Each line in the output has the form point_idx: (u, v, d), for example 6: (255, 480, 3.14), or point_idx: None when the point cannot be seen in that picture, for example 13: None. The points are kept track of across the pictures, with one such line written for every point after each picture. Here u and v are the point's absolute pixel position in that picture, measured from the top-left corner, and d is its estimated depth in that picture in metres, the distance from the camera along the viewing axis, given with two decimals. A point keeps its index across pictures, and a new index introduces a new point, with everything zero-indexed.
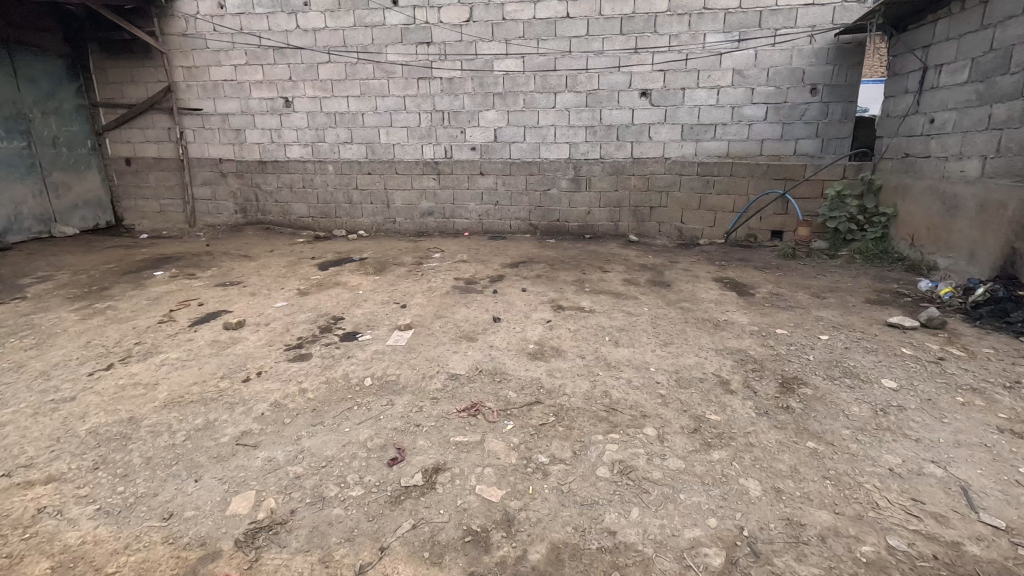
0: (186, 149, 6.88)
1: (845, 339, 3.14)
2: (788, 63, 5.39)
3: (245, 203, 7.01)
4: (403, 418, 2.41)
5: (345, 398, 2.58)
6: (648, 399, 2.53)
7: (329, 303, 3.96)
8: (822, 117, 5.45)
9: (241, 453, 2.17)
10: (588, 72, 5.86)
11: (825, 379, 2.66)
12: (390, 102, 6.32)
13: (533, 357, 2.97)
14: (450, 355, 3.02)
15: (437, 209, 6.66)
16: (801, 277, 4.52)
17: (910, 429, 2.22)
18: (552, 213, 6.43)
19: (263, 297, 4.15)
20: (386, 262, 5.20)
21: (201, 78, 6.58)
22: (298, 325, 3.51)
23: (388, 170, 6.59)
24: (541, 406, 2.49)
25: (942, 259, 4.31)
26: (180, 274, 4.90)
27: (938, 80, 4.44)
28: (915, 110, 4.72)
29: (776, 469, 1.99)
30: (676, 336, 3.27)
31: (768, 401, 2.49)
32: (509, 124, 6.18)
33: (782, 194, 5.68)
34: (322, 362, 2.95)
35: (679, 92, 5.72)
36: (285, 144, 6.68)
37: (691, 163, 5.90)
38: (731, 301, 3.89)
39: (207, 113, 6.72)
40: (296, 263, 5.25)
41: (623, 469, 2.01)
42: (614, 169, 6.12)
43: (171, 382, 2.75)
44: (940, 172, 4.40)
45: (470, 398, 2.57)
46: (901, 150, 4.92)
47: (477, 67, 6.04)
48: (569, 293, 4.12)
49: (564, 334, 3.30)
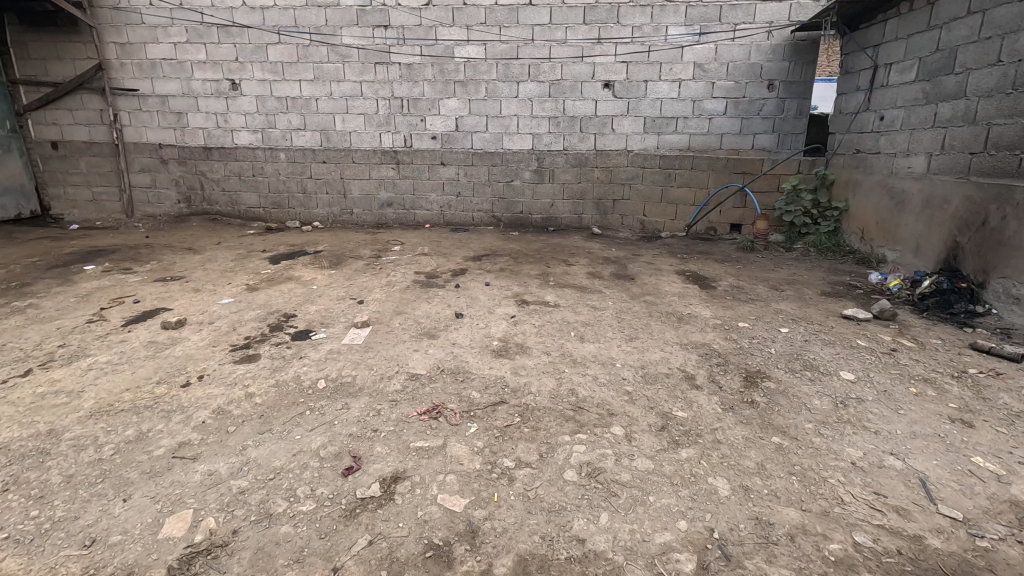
0: (122, 133, 6.38)
1: (804, 331, 3.19)
2: (746, 58, 5.46)
3: (189, 192, 6.57)
4: (359, 422, 2.26)
5: (296, 402, 2.42)
6: (615, 396, 2.48)
7: (280, 299, 3.72)
8: (778, 112, 5.56)
9: (178, 467, 1.98)
10: (551, 61, 5.75)
11: (787, 372, 2.69)
12: (345, 87, 6.03)
13: (498, 355, 2.87)
14: (410, 354, 2.88)
15: (397, 200, 6.44)
16: (759, 270, 4.60)
17: (869, 421, 2.25)
18: (515, 204, 6.32)
19: (208, 293, 3.87)
20: (343, 255, 4.97)
21: (137, 56, 6.10)
22: (246, 323, 3.28)
23: (344, 158, 6.31)
24: (505, 406, 2.40)
25: (891, 252, 4.47)
26: (114, 268, 4.53)
27: (888, 79, 4.58)
28: (866, 107, 4.86)
29: (743, 466, 1.97)
30: (641, 330, 3.23)
31: (733, 395, 2.49)
32: (471, 113, 6.01)
33: (740, 188, 5.78)
34: (271, 363, 2.75)
35: (642, 84, 5.71)
36: (233, 129, 6.29)
37: (653, 156, 5.91)
38: (694, 295, 3.91)
39: (144, 94, 6.24)
40: (245, 257, 4.95)
41: (591, 472, 1.95)
42: (577, 160, 6.06)
43: (99, 389, 2.49)
44: (889, 168, 4.55)
45: (431, 400, 2.44)
46: (853, 146, 5.07)
47: (438, 53, 5.84)
48: (533, 287, 4.04)
49: (529, 329, 3.21)
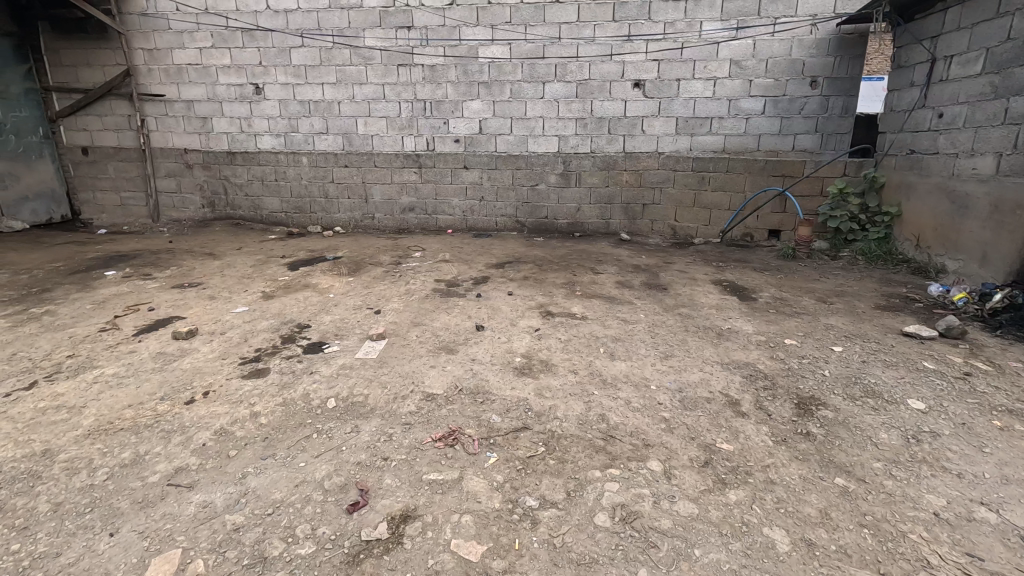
0: (149, 138, 6.42)
1: (861, 351, 2.87)
2: (787, 54, 5.12)
3: (213, 197, 6.57)
4: (369, 449, 2.07)
5: (303, 424, 2.24)
6: (651, 424, 2.23)
7: (296, 308, 3.59)
8: (822, 111, 5.20)
9: (172, 497, 1.82)
10: (579, 60, 5.53)
11: (846, 399, 2.39)
12: (368, 90, 5.92)
13: (520, 373, 2.65)
14: (426, 370, 2.69)
15: (419, 205, 6.29)
16: (803, 280, 4.26)
17: (948, 461, 1.95)
18: (540, 209, 6.10)
19: (223, 301, 3.77)
20: (363, 262, 4.83)
21: (164, 61, 6.12)
22: (258, 334, 3.14)
23: (366, 162, 6.20)
24: (528, 433, 2.18)
25: (952, 261, 4.09)
26: (134, 274, 4.48)
27: (948, 72, 4.20)
28: (922, 104, 4.48)
29: (804, 515, 1.70)
30: (677, 347, 2.97)
31: (785, 426, 2.21)
32: (495, 115, 5.83)
33: (781, 191, 5.42)
34: (280, 380, 2.59)
35: (674, 82, 5.43)
36: (256, 133, 6.25)
37: (686, 159, 5.62)
38: (733, 307, 3.62)
39: (171, 99, 6.25)
40: (264, 263, 4.86)
41: (625, 516, 1.71)
42: (605, 163, 5.81)
43: (102, 405, 2.37)
44: (949, 169, 4.17)
45: (447, 425, 2.23)
46: (906, 146, 4.68)
47: (462, 54, 5.67)
48: (558, 297, 3.80)
49: (554, 345, 2.98)
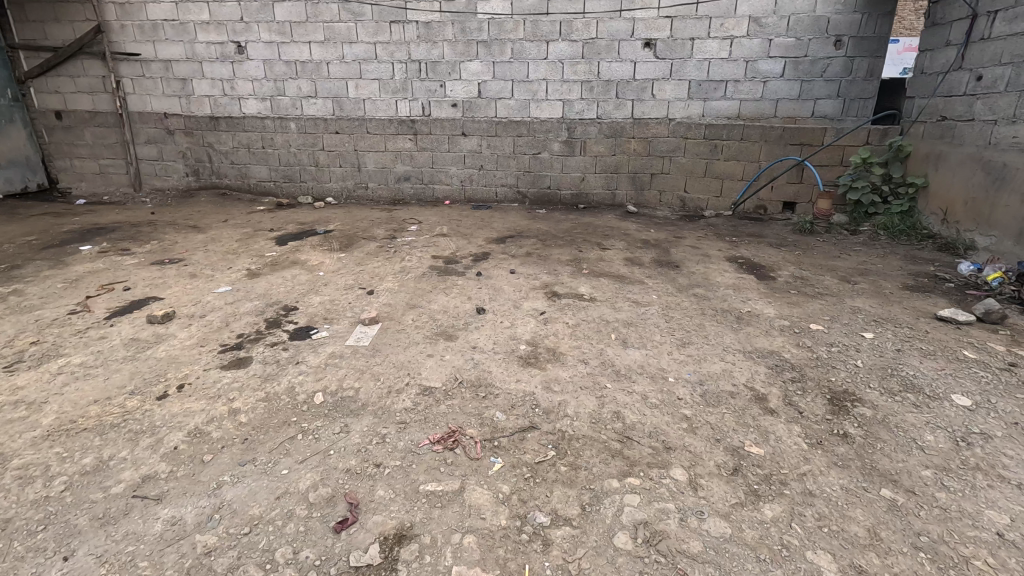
0: (125, 101, 6.01)
1: (894, 338, 2.66)
2: (811, 11, 4.73)
3: (197, 165, 6.20)
4: (360, 453, 1.87)
5: (287, 423, 2.03)
6: (671, 423, 2.03)
7: (283, 287, 3.34)
8: (845, 74, 4.84)
9: (137, 513, 1.61)
10: (586, 17, 5.11)
11: (883, 394, 2.18)
12: (358, 50, 5.51)
13: (526, 364, 2.43)
14: (423, 360, 2.46)
15: (414, 174, 5.96)
16: (823, 257, 4.01)
17: (1005, 469, 1.76)
18: (542, 179, 5.78)
19: (205, 279, 3.50)
20: (355, 236, 4.55)
21: (138, 16, 5.67)
22: (241, 317, 2.90)
23: (359, 128, 5.83)
24: (537, 433, 1.98)
25: (983, 237, 3.84)
26: (112, 249, 4.21)
27: (991, 30, 3.85)
28: (959, 65, 4.14)
29: (851, 536, 1.51)
30: (694, 333, 2.74)
31: (819, 426, 2.00)
32: (495, 77, 5.44)
33: (799, 161, 5.09)
34: (262, 371, 2.36)
35: (688, 42, 5.04)
36: (240, 97, 5.85)
37: (697, 125, 5.28)
38: (751, 287, 3.38)
39: (146, 59, 5.82)
40: (250, 236, 4.58)
41: (650, 537, 1.51)
42: (612, 130, 5.46)
43: (65, 400, 2.15)
44: (986, 137, 3.87)
45: (446, 425, 2.03)
46: (938, 112, 4.36)
47: (459, 9, 5.24)
48: (564, 276, 3.56)
49: (561, 330, 2.76)
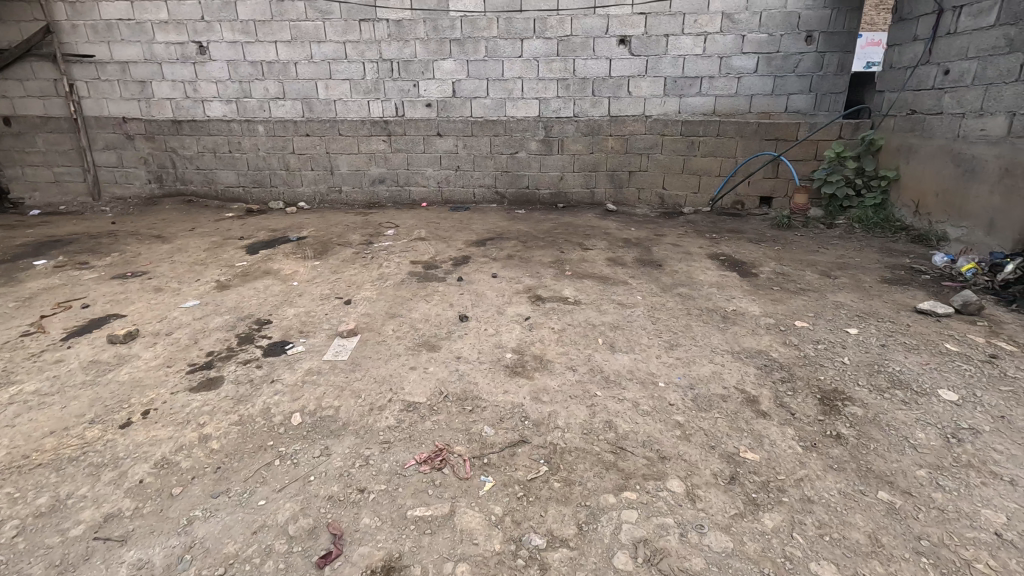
0: (79, 105, 5.71)
1: (877, 332, 2.67)
2: (782, 6, 4.76)
3: (160, 171, 5.94)
4: (342, 478, 1.77)
5: (262, 448, 1.91)
6: (664, 431, 1.98)
7: (255, 299, 3.19)
8: (817, 69, 4.89)
9: (99, 557, 1.48)
10: (560, 14, 5.05)
11: (872, 391, 2.17)
12: (327, 49, 5.33)
13: (513, 374, 2.35)
14: (405, 373, 2.36)
15: (389, 176, 5.82)
16: (802, 252, 4.04)
17: (996, 464, 1.76)
18: (520, 179, 5.71)
19: (170, 293, 3.32)
20: (330, 242, 4.40)
21: (90, 16, 5.38)
22: (210, 334, 2.75)
23: (330, 130, 5.66)
24: (527, 447, 1.91)
25: (955, 229, 3.91)
26: (69, 263, 3.97)
27: (957, 25, 3.92)
28: (926, 60, 4.21)
29: (853, 544, 1.48)
30: (681, 335, 2.71)
31: (812, 427, 1.98)
32: (470, 76, 5.34)
33: (774, 156, 5.13)
34: (235, 393, 2.23)
35: (662, 39, 5.02)
36: (203, 99, 5.61)
37: (674, 122, 5.27)
38: (734, 285, 3.37)
39: (101, 61, 5.54)
40: (219, 246, 4.39)
41: (650, 555, 1.46)
42: (590, 128, 5.42)
43: (17, 433, 1.98)
44: (955, 130, 3.94)
45: (433, 443, 1.94)
46: (907, 106, 4.43)
47: (431, 7, 5.12)
48: (547, 278, 3.50)
49: (547, 336, 2.69)
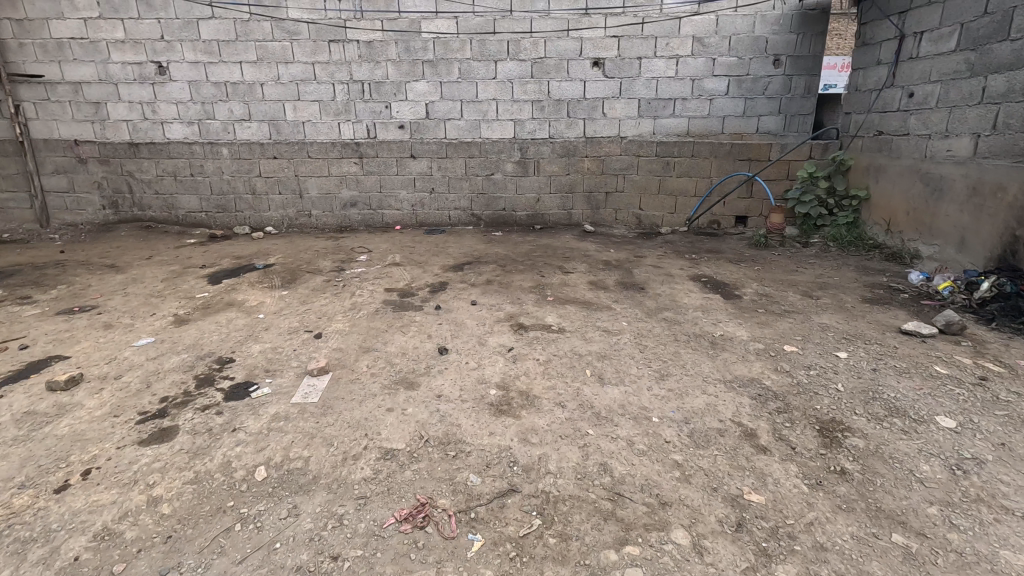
0: (26, 127, 5.36)
1: (867, 355, 2.63)
2: (750, 31, 4.86)
3: (115, 196, 5.62)
4: (313, 544, 1.58)
5: (222, 510, 1.70)
6: (662, 473, 1.86)
7: (216, 335, 2.96)
8: (785, 92, 4.98)
9: None
10: (533, 36, 5.03)
11: (871, 420, 2.10)
12: (295, 70, 5.18)
13: (498, 413, 2.20)
14: (381, 416, 2.18)
15: (361, 199, 5.65)
16: (781, 272, 4.03)
17: (1006, 498, 1.69)
18: (497, 201, 5.61)
19: (122, 330, 3.06)
20: (299, 269, 4.19)
21: (40, 34, 5.10)
22: (165, 376, 2.51)
23: (298, 153, 5.47)
24: (517, 497, 1.76)
25: (927, 246, 3.98)
26: (9, 297, 3.65)
27: (918, 50, 4.04)
28: (891, 83, 4.33)
29: None
30: (671, 363, 2.61)
31: (815, 463, 1.88)
32: (443, 97, 5.25)
33: (748, 176, 5.18)
34: (191, 445, 2.00)
35: (635, 61, 5.05)
36: (163, 121, 5.36)
37: (649, 143, 5.28)
38: (718, 308, 3.31)
39: (52, 81, 5.24)
40: (178, 275, 4.12)
41: None
42: (565, 149, 5.38)
43: None
44: (921, 151, 4.03)
45: (414, 496, 1.76)
46: (874, 127, 4.53)
47: (402, 28, 5.04)
48: (528, 304, 3.37)
49: (532, 368, 2.55)
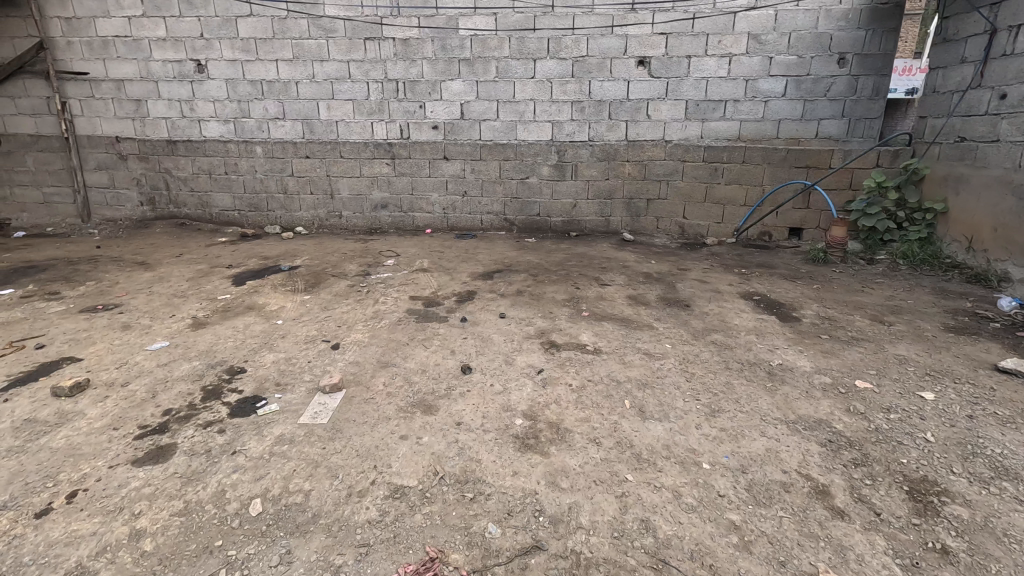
0: (71, 124, 5.46)
1: (959, 398, 2.24)
2: (813, 27, 4.44)
3: (153, 193, 5.66)
4: None
5: (207, 550, 1.51)
6: (716, 536, 1.56)
7: (231, 342, 2.81)
8: (850, 93, 4.54)
9: None
10: (575, 34, 4.77)
11: (974, 483, 1.74)
12: (330, 68, 5.08)
13: (523, 448, 1.94)
14: (394, 445, 1.95)
15: (392, 201, 5.51)
16: (845, 291, 3.63)
17: None
18: (531, 206, 5.37)
19: (138, 332, 2.95)
20: (324, 273, 4.05)
21: (86, 32, 5.17)
22: (173, 386, 2.36)
23: (330, 153, 5.37)
24: (543, 556, 1.50)
25: (1018, 268, 3.50)
26: (38, 293, 3.63)
27: (1013, 46, 3.58)
28: (977, 83, 3.86)
29: None
30: (723, 396, 2.30)
31: (910, 537, 1.54)
32: (479, 97, 5.05)
33: (806, 185, 4.75)
34: (186, 468, 1.83)
35: (684, 60, 4.72)
36: (200, 119, 5.36)
37: (696, 148, 4.93)
38: (774, 331, 2.96)
39: (96, 78, 5.31)
40: (204, 275, 4.05)
41: None
42: (605, 153, 5.09)
43: None
44: (1014, 159, 3.56)
45: (423, 549, 1.52)
46: (956, 132, 4.06)
47: (439, 26, 4.87)
48: (561, 320, 3.10)
49: (564, 395, 2.28)
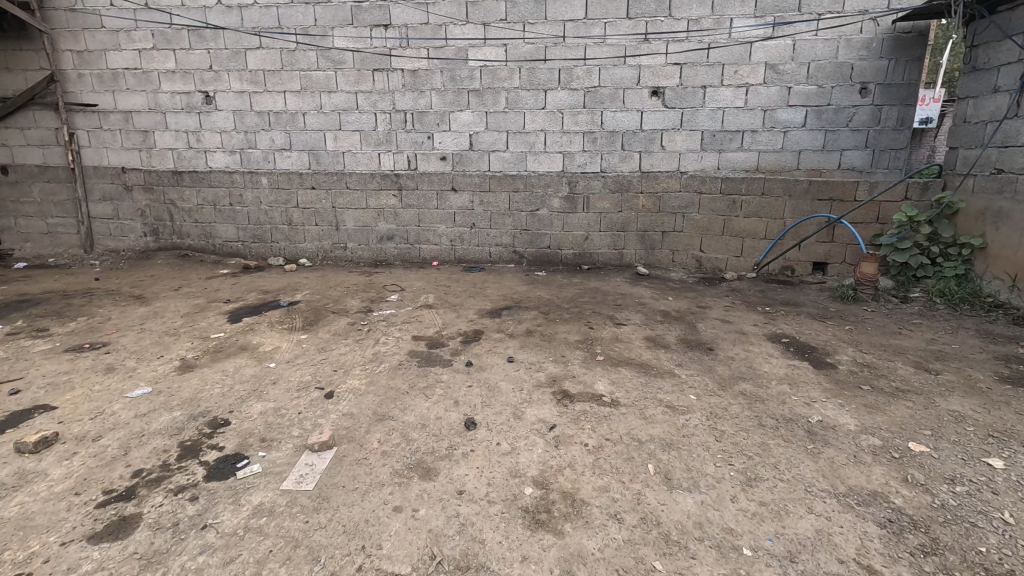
0: (78, 155, 5.43)
1: None
2: (833, 57, 4.30)
3: (157, 224, 5.57)
4: None
5: None
6: None
7: (217, 388, 2.61)
8: (873, 123, 4.36)
9: None
10: (587, 64, 4.67)
11: None
12: (338, 99, 5.01)
13: (534, 525, 1.69)
14: (387, 519, 1.71)
15: (398, 233, 5.36)
16: (881, 334, 3.36)
17: None
18: (541, 238, 5.19)
19: (121, 376, 2.76)
20: (324, 309, 3.86)
21: (97, 65, 5.18)
22: (148, 441, 2.15)
23: (337, 183, 5.27)
24: None
25: None
26: (25, 330, 3.47)
27: None
28: (1013, 113, 3.65)
29: None
30: (759, 459, 2.03)
31: None
32: (488, 128, 4.93)
33: (830, 219, 4.52)
34: (147, 547, 1.59)
35: (699, 90, 4.58)
36: (206, 150, 5.30)
37: (713, 179, 4.75)
38: (809, 380, 2.70)
39: (105, 110, 5.30)
40: (200, 311, 3.88)
41: None
42: (618, 184, 4.93)
43: None
44: None
45: None
46: (992, 164, 3.83)
47: (448, 57, 4.80)
48: (575, 365, 2.87)
49: (580, 457, 2.04)
